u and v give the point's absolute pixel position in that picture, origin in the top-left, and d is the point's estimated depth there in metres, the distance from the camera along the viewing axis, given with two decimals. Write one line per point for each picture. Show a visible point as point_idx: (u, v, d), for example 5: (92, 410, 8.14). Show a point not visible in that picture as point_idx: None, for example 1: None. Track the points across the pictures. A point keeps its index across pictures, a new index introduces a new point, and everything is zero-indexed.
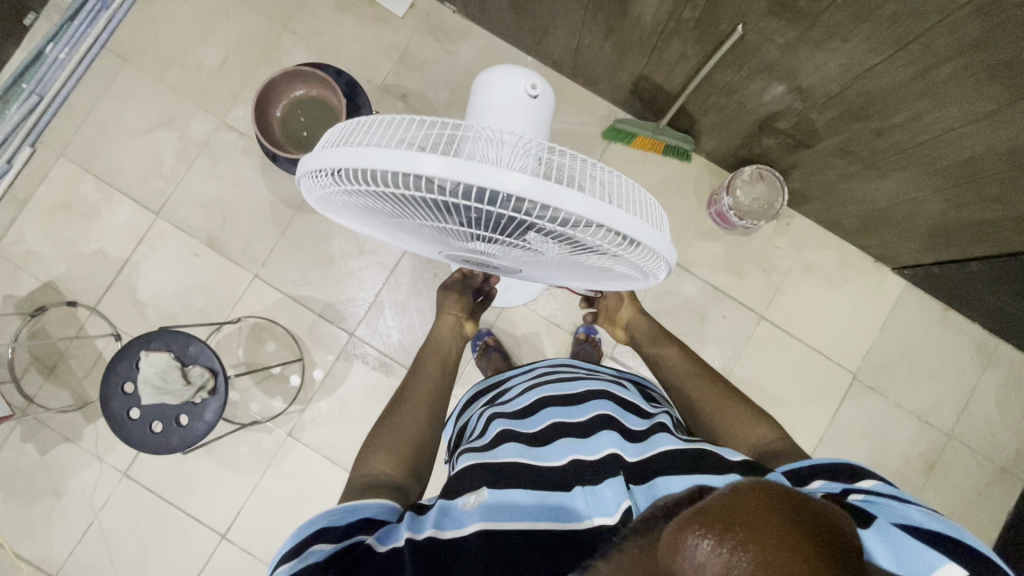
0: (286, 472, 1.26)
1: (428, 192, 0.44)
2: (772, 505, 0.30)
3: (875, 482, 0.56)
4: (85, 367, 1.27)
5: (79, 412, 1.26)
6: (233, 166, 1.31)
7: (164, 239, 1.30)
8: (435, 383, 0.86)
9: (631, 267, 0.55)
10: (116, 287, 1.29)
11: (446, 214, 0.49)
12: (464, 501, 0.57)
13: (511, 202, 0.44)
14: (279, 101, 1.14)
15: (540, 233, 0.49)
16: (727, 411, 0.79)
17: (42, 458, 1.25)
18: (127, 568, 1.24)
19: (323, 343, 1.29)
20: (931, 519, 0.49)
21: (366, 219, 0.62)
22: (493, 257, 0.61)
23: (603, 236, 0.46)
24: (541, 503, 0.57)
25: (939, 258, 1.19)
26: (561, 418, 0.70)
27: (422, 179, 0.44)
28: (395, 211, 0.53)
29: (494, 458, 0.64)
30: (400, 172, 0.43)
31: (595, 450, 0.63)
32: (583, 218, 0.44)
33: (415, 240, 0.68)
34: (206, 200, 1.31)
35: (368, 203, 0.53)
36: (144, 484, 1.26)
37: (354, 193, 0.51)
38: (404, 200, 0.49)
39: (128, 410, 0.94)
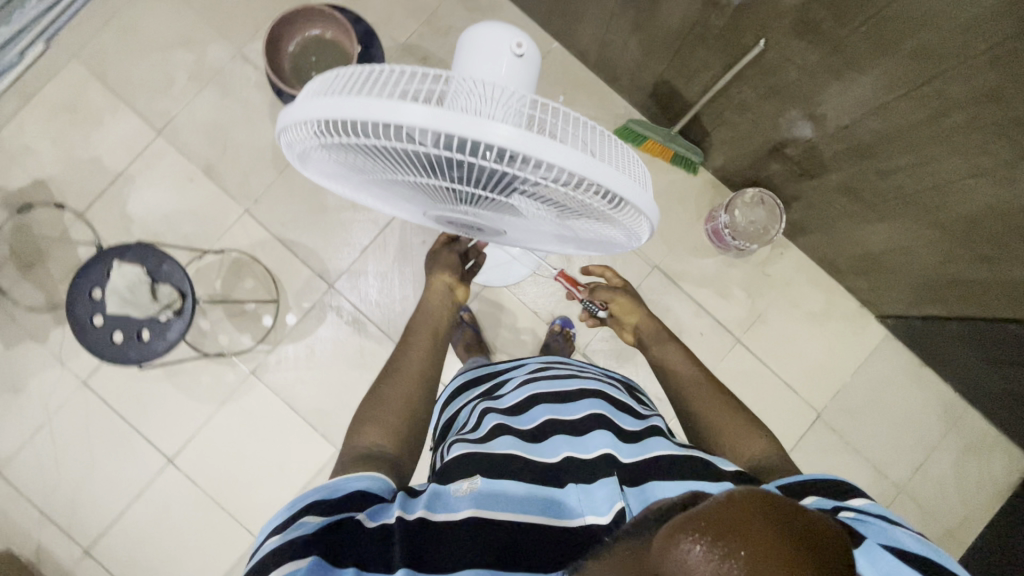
0: (243, 408, 1.27)
1: (408, 145, 0.41)
2: (764, 513, 0.31)
3: (864, 501, 0.57)
4: (64, 271, 1.26)
5: (50, 313, 1.26)
6: (242, 99, 1.30)
7: (162, 159, 1.29)
8: (428, 348, 0.85)
9: (614, 231, 0.52)
10: (107, 197, 1.28)
11: (427, 169, 0.46)
12: (455, 488, 0.59)
13: (495, 157, 0.40)
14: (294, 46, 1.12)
15: (526, 192, 0.46)
16: (710, 409, 0.81)
17: (6, 352, 1.25)
18: (71, 474, 1.25)
19: (302, 288, 1.29)
20: (919, 543, 0.51)
21: (342, 179, 0.58)
22: (477, 217, 0.58)
23: (590, 194, 0.43)
24: (531, 496, 0.59)
25: (923, 312, 1.19)
26: (555, 414, 0.71)
27: (401, 132, 0.40)
28: (374, 167, 0.50)
29: (491, 449, 0.65)
30: (378, 124, 0.39)
31: (589, 449, 0.65)
32: (570, 178, 0.41)
33: (395, 201, 0.63)
34: (211, 128, 1.30)
35: (347, 161, 0.49)
36: (101, 395, 1.26)
37: (331, 149, 0.47)
38: (384, 155, 0.45)
39: (92, 317, 0.93)
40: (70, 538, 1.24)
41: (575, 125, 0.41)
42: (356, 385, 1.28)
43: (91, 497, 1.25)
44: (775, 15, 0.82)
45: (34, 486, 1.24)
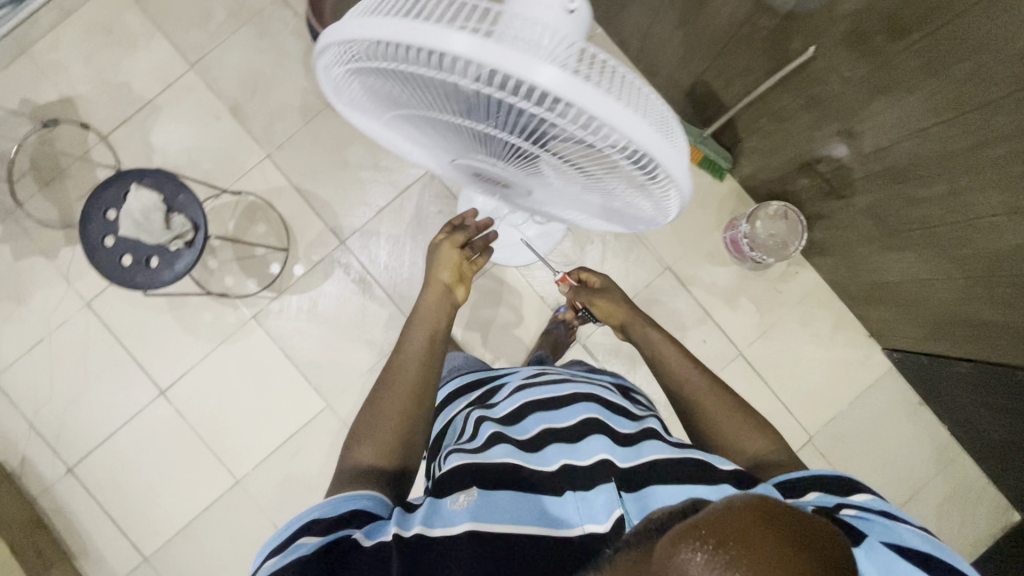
0: (240, 350, 1.28)
1: (448, 76, 0.39)
2: (762, 521, 0.32)
3: (866, 497, 0.57)
4: (81, 191, 1.26)
5: (62, 231, 1.26)
6: (277, 43, 1.29)
7: (190, 93, 1.29)
8: (423, 355, 0.83)
9: (639, 203, 0.50)
10: (131, 124, 1.28)
11: (463, 105, 0.43)
12: (453, 501, 0.60)
13: (536, 100, 0.38)
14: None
15: (560, 145, 0.44)
16: (710, 401, 0.80)
17: (14, 264, 1.26)
18: (64, 392, 1.26)
19: (313, 241, 1.29)
20: (919, 539, 0.52)
21: (372, 111, 0.55)
22: (503, 169, 0.56)
23: (626, 155, 0.41)
24: (526, 508, 0.60)
25: (930, 348, 1.17)
26: (550, 421, 0.71)
27: (443, 60, 0.38)
28: (408, 98, 0.47)
29: (486, 459, 0.65)
30: (420, 49, 0.37)
31: (586, 456, 0.65)
32: (608, 133, 0.39)
33: (423, 143, 0.61)
34: (242, 68, 1.29)
35: (384, 88, 0.47)
36: (103, 319, 1.27)
37: (368, 73, 0.45)
38: (422, 85, 0.43)
39: (105, 236, 0.93)
40: (56, 454, 1.26)
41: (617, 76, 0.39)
42: (354, 344, 1.28)
43: (81, 417, 1.26)
44: (823, 26, 0.81)
45: (27, 398, 1.26)
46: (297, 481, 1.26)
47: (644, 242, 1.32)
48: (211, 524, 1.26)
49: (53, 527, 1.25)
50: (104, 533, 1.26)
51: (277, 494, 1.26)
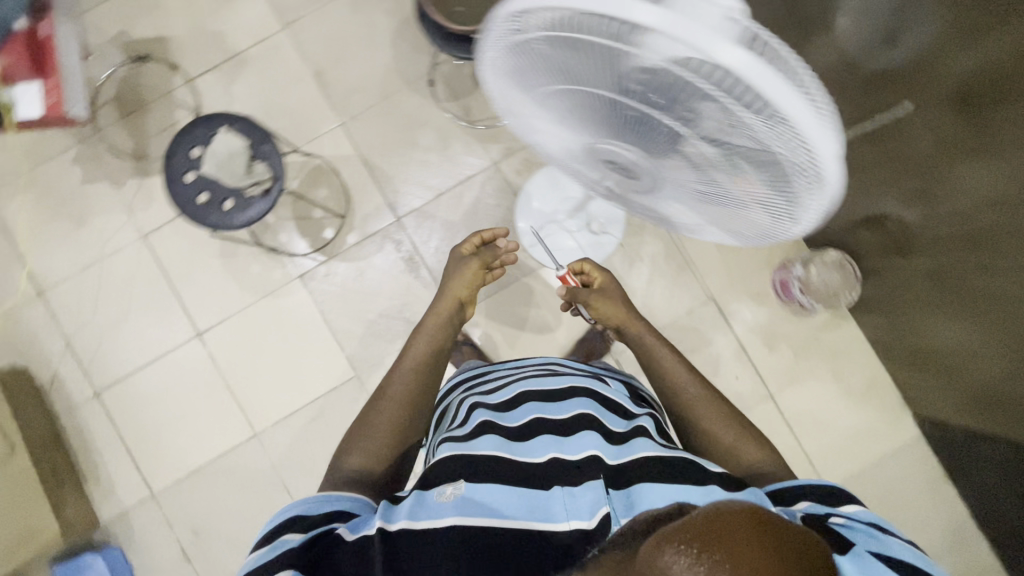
0: (281, 307, 1.29)
1: (615, 47, 0.37)
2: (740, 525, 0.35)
3: (857, 507, 0.57)
4: (158, 128, 1.29)
5: (132, 162, 1.29)
6: (370, 18, 1.32)
7: (278, 51, 1.32)
8: (424, 362, 0.89)
9: (779, 218, 0.47)
10: (217, 72, 1.31)
11: (627, 86, 0.41)
12: (439, 493, 0.61)
13: (707, 82, 0.36)
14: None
15: (723, 141, 0.41)
16: (705, 409, 0.78)
17: (81, 186, 1.28)
18: (105, 318, 1.28)
19: (370, 213, 1.31)
20: (908, 552, 0.52)
21: (500, 94, 0.53)
22: (631, 164, 0.53)
23: (788, 154, 0.38)
24: (515, 499, 0.61)
25: (966, 424, 1.14)
26: (542, 415, 0.74)
27: (614, 30, 0.36)
28: (557, 77, 0.45)
29: (474, 449, 0.67)
30: (593, 15, 0.35)
31: (575, 450, 0.66)
32: (794, 132, 0.36)
33: (539, 134, 0.58)
34: (332, 36, 1.32)
35: (525, 64, 0.45)
36: (155, 254, 1.29)
37: (515, 46, 0.43)
38: (576, 60, 0.41)
39: (186, 172, 0.96)
40: (87, 376, 1.28)
41: (813, 72, 0.36)
42: (391, 320, 1.29)
43: (117, 344, 1.28)
44: (920, 87, 0.84)
45: (69, 317, 1.28)
46: (313, 445, 1.27)
47: (692, 269, 1.32)
48: (222, 472, 1.27)
49: (70, 447, 1.26)
50: (117, 462, 1.27)
51: (292, 454, 1.27)
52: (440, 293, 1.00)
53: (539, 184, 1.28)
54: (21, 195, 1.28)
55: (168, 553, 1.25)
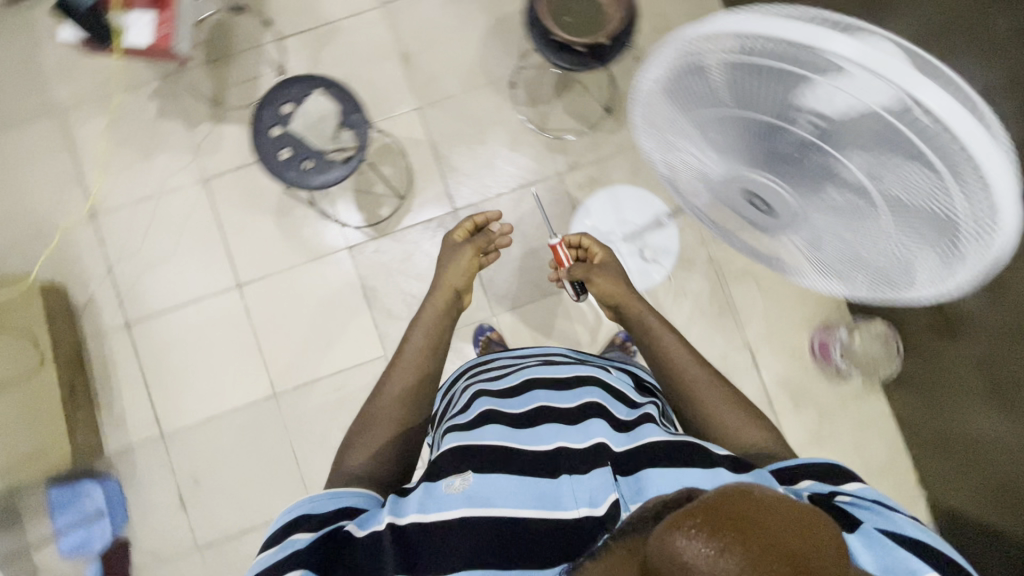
0: (323, 275, 1.30)
1: (805, 78, 0.38)
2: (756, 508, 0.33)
3: (858, 486, 0.58)
4: (239, 78, 1.30)
5: (208, 107, 1.30)
6: (465, 12, 1.34)
7: (371, 26, 1.33)
8: (426, 351, 0.89)
9: (922, 280, 0.45)
10: (307, 35, 1.32)
11: (802, 121, 0.41)
12: (448, 485, 0.60)
13: (898, 124, 0.36)
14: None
15: (892, 187, 0.40)
16: (708, 391, 0.77)
17: (154, 121, 1.29)
18: (149, 252, 1.28)
19: (428, 199, 1.32)
20: (916, 528, 0.52)
21: (651, 109, 0.53)
22: (767, 200, 0.52)
23: (966, 211, 0.37)
24: (522, 489, 0.59)
25: (974, 517, 1.12)
26: (547, 403, 0.72)
27: (809, 62, 0.37)
28: (722, 102, 0.46)
29: (479, 439, 0.65)
30: (791, 45, 0.37)
31: (582, 438, 0.65)
32: (983, 187, 0.35)
33: (672, 156, 0.58)
34: (426, 22, 1.34)
35: (691, 88, 0.47)
36: (212, 199, 1.29)
37: (688, 70, 0.45)
38: (751, 88, 0.42)
39: (273, 126, 0.97)
40: (121, 305, 1.27)
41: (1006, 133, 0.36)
42: None
43: (156, 280, 1.28)
44: None
45: (115, 244, 1.28)
46: (329, 415, 1.26)
47: (732, 313, 1.33)
48: (234, 425, 1.26)
49: (90, 372, 1.26)
50: (133, 396, 1.26)
51: (306, 420, 1.26)
52: (436, 280, 1.00)
53: (599, 204, 1.32)
54: (94, 116, 1.29)
55: (164, 496, 1.24)
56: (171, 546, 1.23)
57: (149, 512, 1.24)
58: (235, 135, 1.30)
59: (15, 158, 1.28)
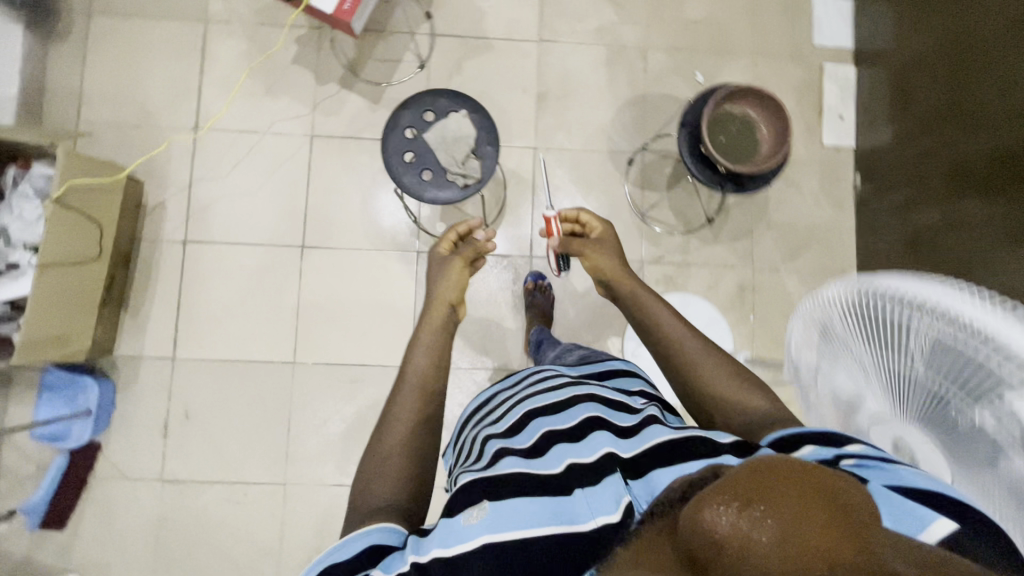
0: (385, 269, 1.28)
1: (999, 373, 0.40)
2: (780, 475, 0.33)
3: (863, 446, 0.54)
4: (382, 56, 1.31)
5: (342, 71, 1.30)
6: (615, 78, 1.34)
7: (522, 55, 1.33)
8: (424, 379, 0.85)
9: None
10: (460, 40, 1.33)
11: (986, 405, 0.43)
12: (466, 517, 0.56)
13: None
14: (759, 109, 0.97)
15: None
16: (706, 362, 0.76)
17: (288, 64, 1.30)
18: (233, 183, 1.28)
19: (509, 237, 1.31)
20: (924, 475, 0.49)
21: (829, 319, 0.58)
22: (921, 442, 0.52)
23: None
24: (540, 508, 0.57)
25: None
26: (552, 426, 0.69)
27: (1007, 363, 0.39)
28: (908, 351, 0.49)
29: (494, 472, 0.62)
30: (994, 340, 0.40)
31: (591, 453, 0.63)
32: None
33: (832, 368, 0.61)
34: (574, 72, 1.33)
35: (881, 325, 0.51)
36: (311, 157, 1.29)
37: (885, 311, 0.50)
38: (942, 354, 0.45)
39: (409, 128, 0.98)
40: (186, 221, 1.27)
41: None
42: (470, 338, 1.29)
43: (228, 210, 1.28)
44: None
45: (206, 162, 1.28)
46: (337, 403, 1.25)
47: None
48: (243, 377, 1.24)
49: (132, 272, 1.25)
50: (161, 311, 1.25)
51: (312, 401, 1.25)
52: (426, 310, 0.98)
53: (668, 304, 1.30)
54: (236, 38, 1.30)
55: (152, 418, 1.22)
56: (140, 469, 1.21)
57: (132, 428, 1.22)
58: (355, 108, 1.31)
59: (149, 46, 1.29)
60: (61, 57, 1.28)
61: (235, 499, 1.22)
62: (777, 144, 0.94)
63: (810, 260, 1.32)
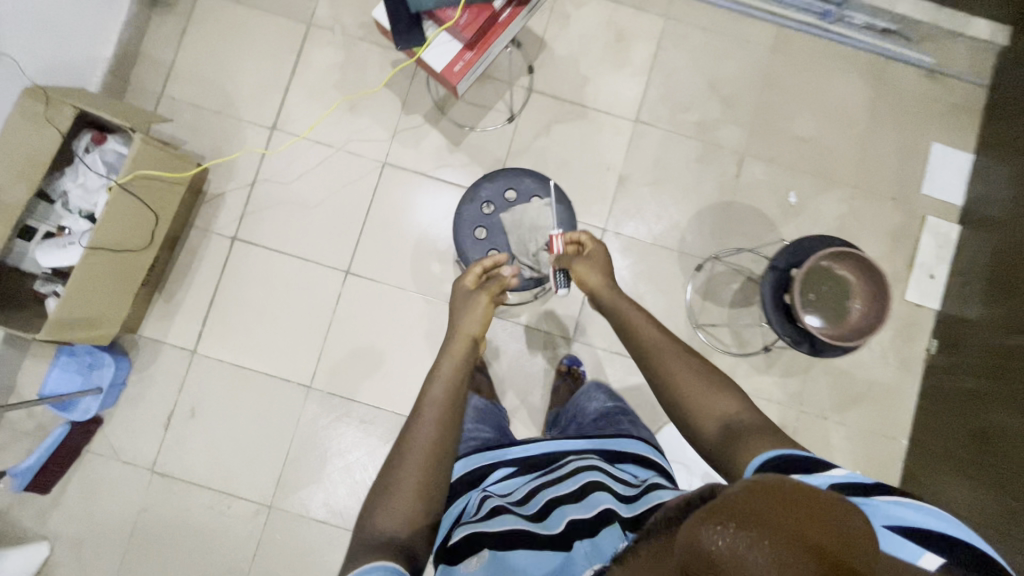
0: (422, 315, 1.24)
1: None
2: (773, 502, 0.35)
3: (843, 473, 0.55)
4: (473, 100, 1.27)
5: (430, 106, 1.27)
6: (705, 178, 1.27)
7: (614, 132, 1.28)
8: (439, 409, 0.76)
9: None
10: (556, 102, 1.28)
11: None
12: (465, 565, 0.63)
13: None
14: (861, 283, 0.88)
15: None
16: (676, 361, 0.75)
17: (379, 87, 1.27)
18: (295, 192, 1.25)
19: (555, 314, 1.26)
20: (907, 510, 0.51)
21: None
22: None
23: None
24: (536, 556, 0.62)
25: None
26: (555, 489, 0.70)
27: None
28: None
29: (493, 527, 0.66)
30: None
31: (589, 511, 0.65)
32: None
33: None
34: (664, 162, 1.27)
35: None
36: (378, 185, 1.26)
37: None
38: None
39: (487, 202, 0.99)
40: (240, 218, 1.25)
41: None
42: None
43: (283, 218, 1.25)
44: None
45: (273, 166, 1.26)
46: (340, 439, 1.22)
47: None
48: (255, 389, 1.22)
49: (176, 258, 1.23)
50: (194, 301, 1.23)
51: (318, 431, 1.22)
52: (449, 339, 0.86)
53: None
54: (333, 47, 1.28)
55: (159, 408, 1.21)
56: (136, 453, 1.20)
57: (138, 411, 1.21)
58: (434, 146, 1.27)
59: (247, 36, 1.28)
60: (161, 31, 1.27)
61: (217, 510, 1.20)
62: (860, 326, 0.89)
63: (861, 416, 1.24)
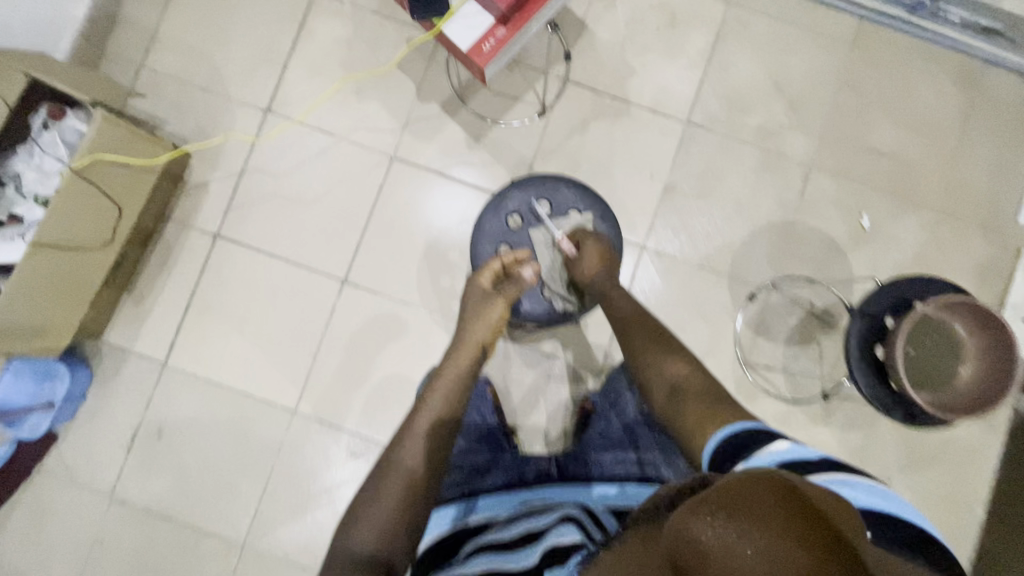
0: (427, 335, 1.07)
1: None
2: (765, 497, 0.34)
3: (790, 447, 0.49)
4: (499, 88, 1.09)
5: (449, 93, 1.09)
6: (763, 192, 1.09)
7: (660, 134, 1.10)
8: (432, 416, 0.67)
9: None
10: (594, 95, 1.10)
11: None
12: None
13: None
14: (982, 345, 0.71)
15: None
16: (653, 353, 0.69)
17: (390, 68, 1.10)
18: (288, 185, 1.09)
19: (580, 340, 1.09)
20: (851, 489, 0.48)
21: None
22: None
23: None
24: None
25: None
26: (531, 525, 0.65)
27: None
28: None
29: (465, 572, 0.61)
30: None
31: (561, 537, 0.59)
32: None
33: None
34: (717, 171, 1.09)
35: None
36: (384, 181, 1.09)
37: None
38: None
39: (515, 213, 0.89)
40: (224, 212, 1.08)
41: None
42: None
43: (274, 214, 1.08)
44: None
45: (265, 154, 1.09)
46: (326, 473, 1.05)
47: None
48: (231, 411, 1.06)
49: (149, 254, 1.07)
50: (167, 305, 1.07)
51: (300, 462, 1.05)
52: (455, 339, 0.77)
53: None
54: (341, 19, 1.10)
55: (122, 425, 1.06)
56: (92, 476, 1.05)
57: (98, 428, 1.06)
58: (450, 139, 1.09)
59: (242, 3, 1.11)
60: None
61: (181, 546, 1.04)
62: (963, 396, 0.71)
63: (931, 480, 1.06)
